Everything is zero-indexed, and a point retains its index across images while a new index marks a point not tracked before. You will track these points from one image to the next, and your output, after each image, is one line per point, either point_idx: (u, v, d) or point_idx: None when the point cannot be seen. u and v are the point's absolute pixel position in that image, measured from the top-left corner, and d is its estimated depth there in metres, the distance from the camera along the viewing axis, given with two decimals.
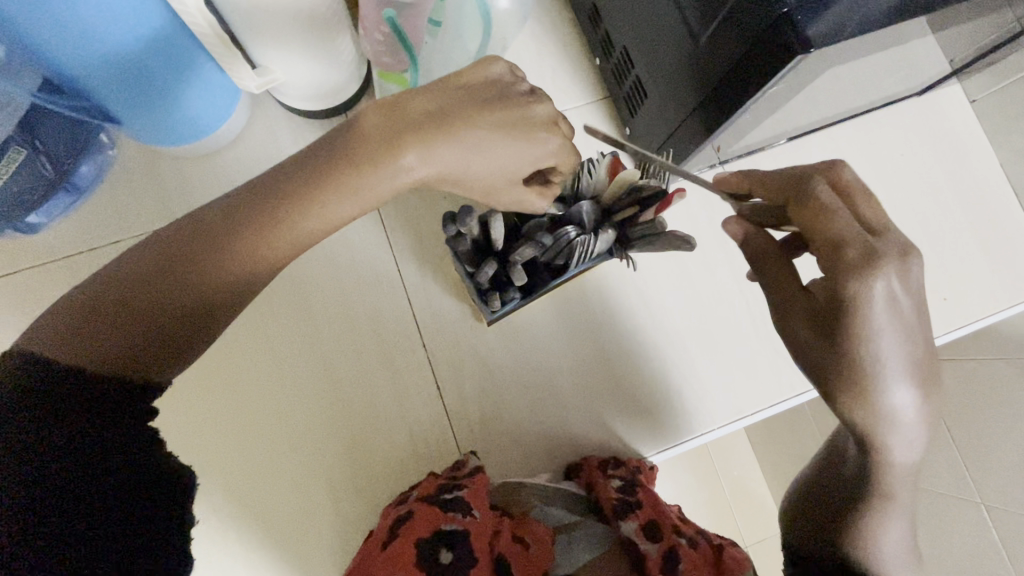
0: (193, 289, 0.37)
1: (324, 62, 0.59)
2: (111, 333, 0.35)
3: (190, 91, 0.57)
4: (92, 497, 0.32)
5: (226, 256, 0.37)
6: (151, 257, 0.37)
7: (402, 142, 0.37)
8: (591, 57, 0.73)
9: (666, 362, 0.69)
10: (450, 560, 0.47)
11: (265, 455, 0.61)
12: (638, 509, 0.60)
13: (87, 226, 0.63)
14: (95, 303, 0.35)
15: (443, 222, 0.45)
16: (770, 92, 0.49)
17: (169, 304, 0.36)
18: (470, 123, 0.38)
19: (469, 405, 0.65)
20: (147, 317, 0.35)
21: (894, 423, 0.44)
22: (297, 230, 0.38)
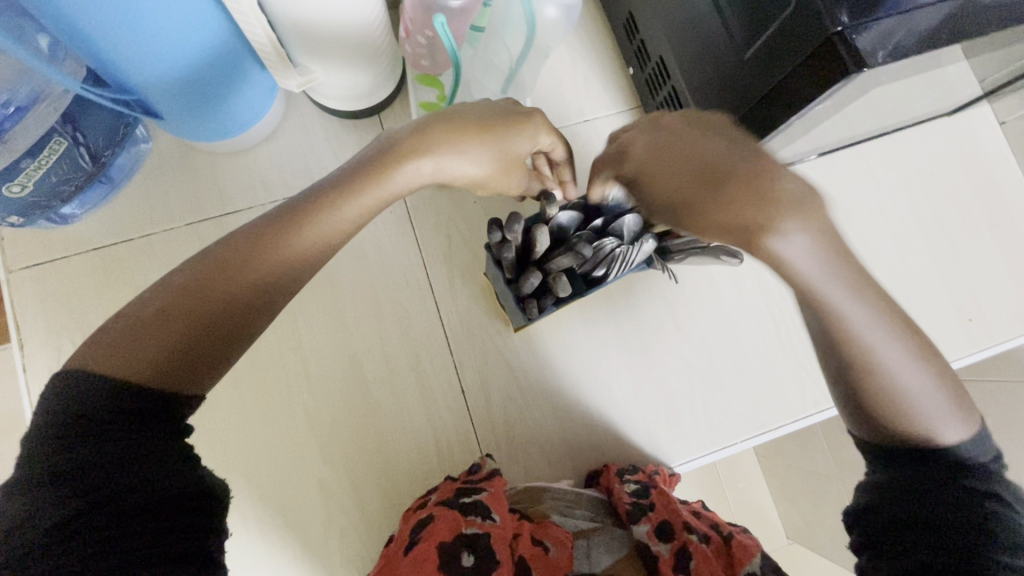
0: (213, 302, 0.36)
1: (363, 63, 0.59)
2: (146, 340, 0.34)
3: (230, 86, 0.57)
4: (129, 519, 0.31)
5: (241, 268, 0.37)
6: (180, 279, 0.36)
7: (409, 153, 0.42)
8: (625, 67, 0.73)
9: (691, 373, 0.69)
10: (472, 563, 0.47)
11: (291, 455, 0.61)
12: (651, 511, 0.58)
13: (119, 217, 0.64)
14: (131, 323, 0.34)
15: (488, 229, 0.46)
16: (815, 109, 0.49)
17: (192, 315, 0.35)
18: (463, 138, 0.43)
19: (494, 408, 0.65)
20: (167, 325, 0.35)
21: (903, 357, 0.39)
22: (312, 237, 0.39)
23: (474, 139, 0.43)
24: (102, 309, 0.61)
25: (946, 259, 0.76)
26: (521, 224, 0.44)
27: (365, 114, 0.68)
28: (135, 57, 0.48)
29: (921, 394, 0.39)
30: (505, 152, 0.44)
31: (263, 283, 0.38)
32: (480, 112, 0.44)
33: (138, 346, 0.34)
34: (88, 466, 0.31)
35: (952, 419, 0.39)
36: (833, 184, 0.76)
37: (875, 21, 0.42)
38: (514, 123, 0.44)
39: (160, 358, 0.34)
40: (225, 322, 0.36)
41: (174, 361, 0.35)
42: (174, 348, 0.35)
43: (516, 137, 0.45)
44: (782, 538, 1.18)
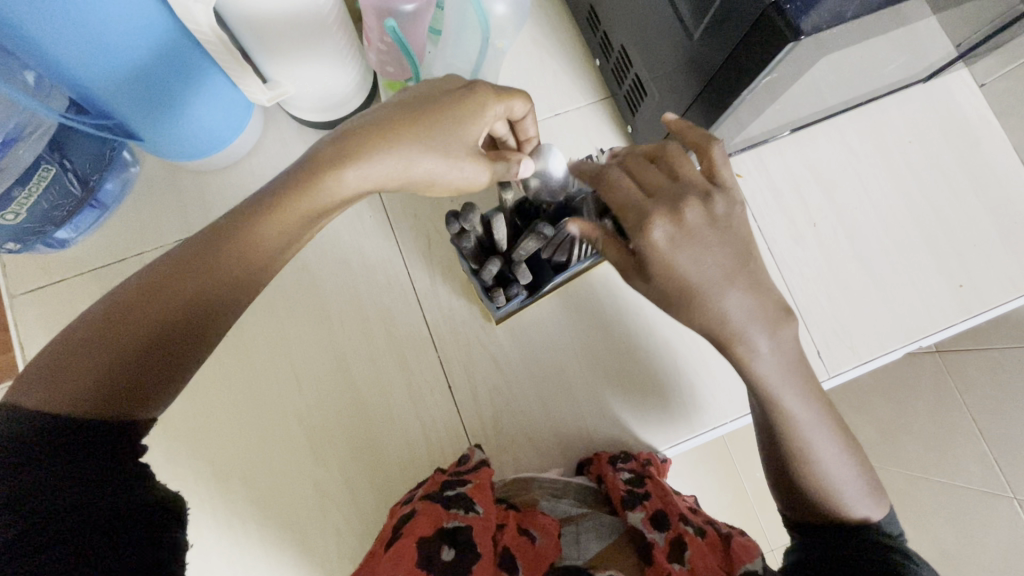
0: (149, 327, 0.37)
1: (330, 75, 0.61)
2: (83, 365, 0.36)
3: (208, 110, 0.60)
4: (79, 542, 0.32)
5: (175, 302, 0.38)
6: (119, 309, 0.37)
7: (344, 165, 0.41)
8: (592, 59, 0.74)
9: (676, 357, 0.69)
10: (451, 557, 0.46)
11: (287, 458, 0.63)
12: (647, 500, 0.58)
13: (112, 238, 0.66)
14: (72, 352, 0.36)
15: (448, 221, 0.47)
16: (766, 81, 0.49)
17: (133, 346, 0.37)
18: (396, 136, 0.42)
19: (480, 402, 0.66)
20: (108, 355, 0.36)
21: (826, 442, 0.46)
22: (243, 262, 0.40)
23: (405, 136, 0.42)
24: None
25: (932, 225, 0.75)
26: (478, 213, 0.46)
27: (339, 124, 0.70)
28: (113, 87, 0.51)
29: (845, 478, 0.47)
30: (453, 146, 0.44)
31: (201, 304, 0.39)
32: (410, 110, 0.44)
33: (81, 369, 0.36)
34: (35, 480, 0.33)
35: (868, 499, 0.47)
36: (809, 157, 0.76)
37: None
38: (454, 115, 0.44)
39: (104, 385, 0.36)
40: (177, 335, 0.38)
41: (112, 381, 0.36)
42: (116, 366, 0.36)
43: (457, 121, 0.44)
44: None
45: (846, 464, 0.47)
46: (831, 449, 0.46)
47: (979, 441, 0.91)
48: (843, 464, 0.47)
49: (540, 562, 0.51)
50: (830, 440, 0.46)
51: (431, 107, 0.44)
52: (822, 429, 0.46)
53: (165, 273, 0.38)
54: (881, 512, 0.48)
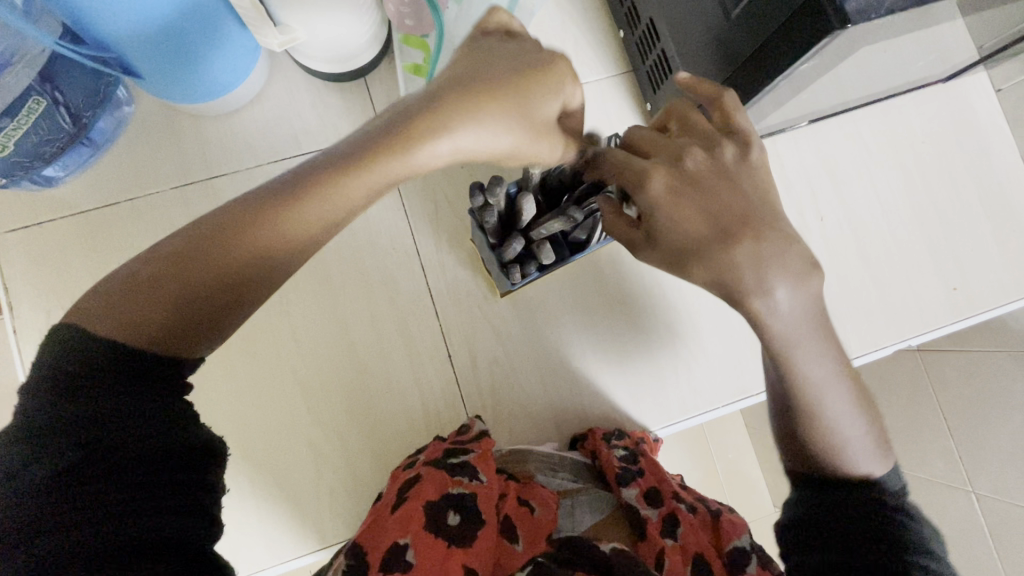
0: (205, 278, 0.37)
1: (345, 23, 0.58)
2: (138, 315, 0.36)
3: (214, 50, 0.56)
4: (107, 489, 0.33)
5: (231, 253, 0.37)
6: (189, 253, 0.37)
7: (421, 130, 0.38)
8: (615, 30, 0.72)
9: (677, 342, 0.70)
10: (456, 522, 0.52)
11: (284, 419, 0.63)
12: (640, 476, 0.63)
13: (105, 181, 0.63)
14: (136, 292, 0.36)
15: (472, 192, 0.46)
16: (801, 69, 0.48)
17: (188, 299, 0.37)
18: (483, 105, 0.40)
19: (480, 374, 0.66)
20: (164, 305, 0.36)
21: (832, 390, 0.47)
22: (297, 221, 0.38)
23: (493, 109, 0.40)
24: (91, 274, 0.62)
25: (934, 228, 0.76)
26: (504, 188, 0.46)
27: (351, 76, 0.67)
28: (117, 13, 0.47)
29: (852, 429, 0.48)
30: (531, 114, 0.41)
31: (256, 258, 0.38)
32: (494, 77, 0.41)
33: (138, 310, 0.36)
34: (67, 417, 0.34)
35: (871, 456, 0.48)
36: (824, 152, 0.76)
37: None
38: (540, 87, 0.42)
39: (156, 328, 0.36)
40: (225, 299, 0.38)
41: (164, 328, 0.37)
42: (166, 312, 0.36)
43: (538, 104, 0.41)
44: (763, 500, 1.19)
45: (852, 415, 0.47)
46: (839, 397, 0.47)
47: (945, 436, 0.96)
48: (850, 414, 0.47)
49: (539, 532, 0.56)
50: (838, 388, 0.47)
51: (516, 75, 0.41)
52: (832, 377, 0.47)
53: (228, 227, 0.37)
54: (886, 468, 0.49)
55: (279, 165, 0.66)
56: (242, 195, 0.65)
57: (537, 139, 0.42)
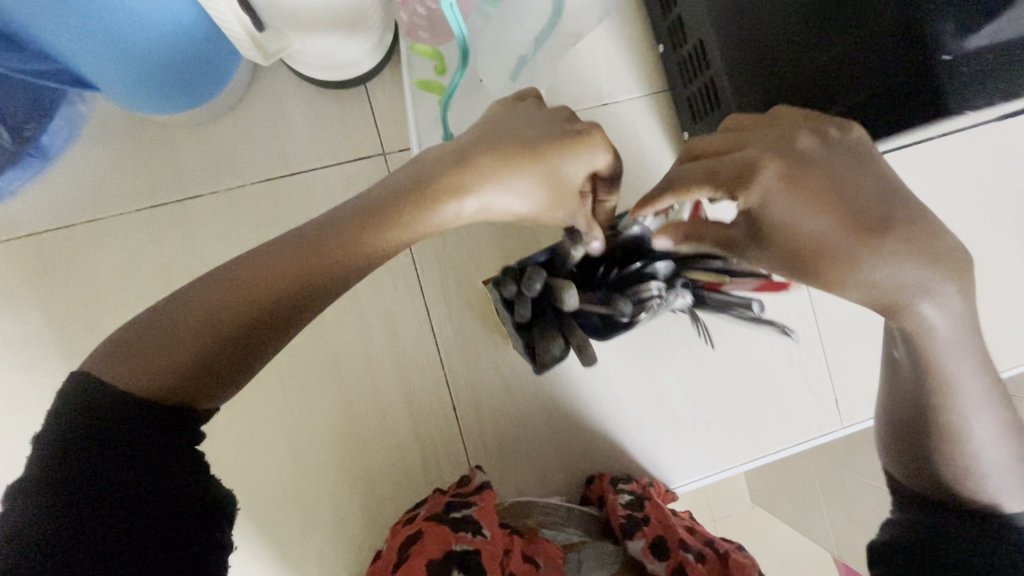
0: (216, 324, 0.34)
1: (346, 30, 0.48)
2: (156, 367, 0.33)
3: (183, 53, 0.46)
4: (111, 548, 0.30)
5: (237, 302, 0.34)
6: (199, 301, 0.34)
7: (438, 198, 0.36)
8: (653, 43, 0.63)
9: (698, 395, 0.65)
10: None
11: (272, 470, 0.57)
12: (646, 526, 0.58)
13: (57, 198, 0.54)
14: (141, 344, 0.33)
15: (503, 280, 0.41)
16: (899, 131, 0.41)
17: (196, 347, 0.33)
18: (505, 172, 0.36)
19: (486, 425, 0.61)
20: (175, 354, 0.33)
21: (975, 406, 0.39)
22: (310, 270, 0.35)
23: (519, 167, 0.36)
24: (42, 308, 0.54)
25: None
26: (540, 279, 0.39)
27: (350, 85, 0.58)
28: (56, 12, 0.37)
29: (990, 453, 0.39)
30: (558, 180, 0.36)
31: (265, 305, 0.34)
32: (519, 137, 0.36)
33: (155, 357, 0.33)
34: (74, 468, 0.30)
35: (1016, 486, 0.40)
36: None
37: None
38: (571, 145, 0.36)
39: (170, 376, 0.33)
40: (241, 345, 0.35)
41: (180, 375, 0.33)
42: (188, 358, 0.33)
43: (568, 162, 0.36)
44: None
45: (991, 440, 0.39)
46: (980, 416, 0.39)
47: None
48: (991, 434, 0.39)
49: None
50: (980, 405, 0.39)
51: (542, 135, 0.36)
52: (977, 394, 0.38)
53: (238, 274, 0.34)
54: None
55: (264, 184, 0.57)
56: (220, 220, 0.57)
57: (559, 204, 0.37)
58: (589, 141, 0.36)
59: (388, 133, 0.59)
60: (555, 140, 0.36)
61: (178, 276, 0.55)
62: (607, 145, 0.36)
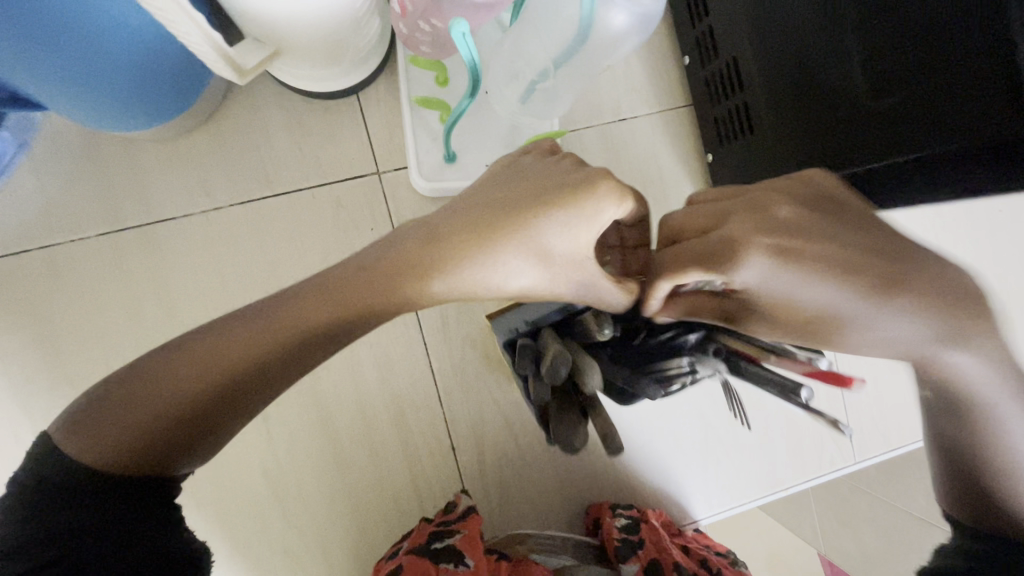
0: (183, 389, 0.29)
1: (337, 38, 0.42)
2: (115, 434, 0.29)
3: (146, 64, 0.40)
4: None
5: (208, 362, 0.30)
6: (172, 361, 0.30)
7: (404, 277, 0.31)
8: (677, 54, 0.57)
9: (709, 432, 0.62)
10: None
11: (254, 519, 0.53)
12: (640, 549, 0.54)
13: (4, 222, 0.48)
14: (108, 404, 0.29)
15: (521, 358, 0.37)
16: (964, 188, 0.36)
17: (161, 413, 0.29)
18: (482, 246, 0.30)
19: (487, 467, 0.57)
20: (139, 420, 0.29)
21: None
22: (291, 328, 0.30)
23: (498, 240, 0.30)
24: None
25: None
26: (566, 366, 0.35)
27: (340, 93, 0.51)
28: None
29: None
30: (549, 248, 0.30)
31: (236, 365, 0.30)
32: (501, 203, 0.31)
33: (118, 423, 0.29)
34: (35, 547, 0.28)
35: None
36: None
37: None
38: (559, 206, 0.29)
39: (133, 448, 0.29)
40: (211, 412, 0.30)
41: (145, 448, 0.29)
42: (153, 426, 0.29)
43: (558, 236, 0.30)
44: None
45: None
46: None
47: None
48: None
49: None
50: None
51: (526, 198, 0.31)
52: None
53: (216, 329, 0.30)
54: None
55: (243, 207, 0.51)
56: (193, 246, 0.51)
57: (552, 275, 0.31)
58: (580, 201, 0.29)
59: (382, 149, 0.53)
60: (539, 204, 0.30)
61: (149, 308, 0.50)
62: (618, 193, 0.29)
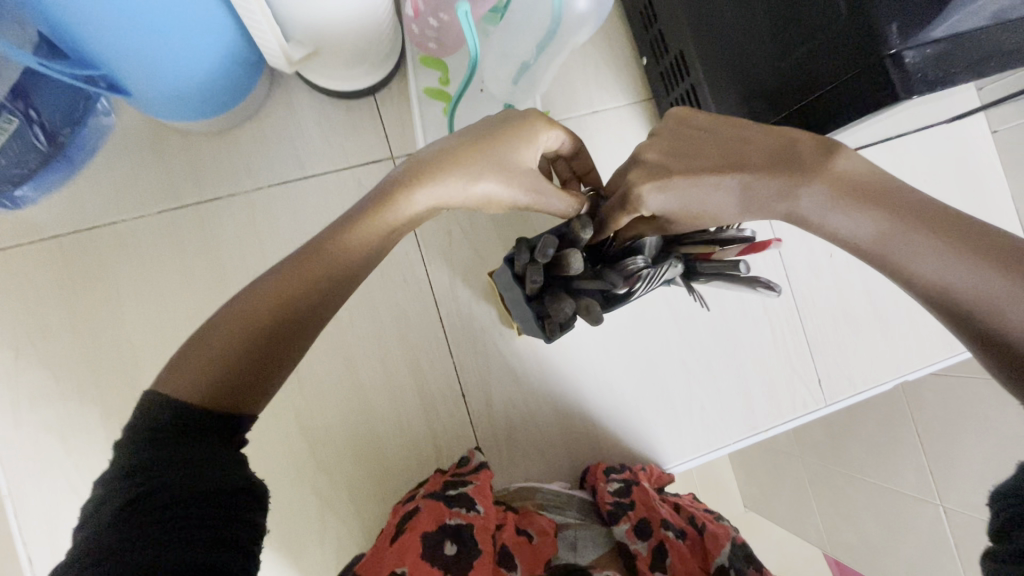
0: (255, 325, 0.35)
1: (363, 41, 0.53)
2: (199, 364, 0.34)
3: (211, 62, 0.50)
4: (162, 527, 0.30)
5: (273, 304, 0.36)
6: (244, 309, 0.36)
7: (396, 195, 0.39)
8: (637, 57, 0.70)
9: (691, 379, 0.69)
10: (455, 552, 0.49)
11: (288, 463, 0.59)
12: (632, 510, 0.60)
13: (79, 202, 0.57)
14: (194, 349, 0.35)
15: (517, 249, 0.44)
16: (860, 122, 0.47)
17: (238, 347, 0.35)
18: (452, 166, 0.40)
19: (494, 413, 0.64)
20: (221, 355, 0.35)
21: None
22: (337, 269, 0.38)
23: (466, 158, 0.40)
24: (65, 306, 0.56)
25: None
26: (554, 246, 0.42)
27: (363, 94, 0.62)
28: (103, 22, 0.41)
29: None
30: (506, 160, 0.41)
31: (296, 302, 0.36)
32: (465, 135, 0.42)
33: (202, 358, 0.34)
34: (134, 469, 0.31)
35: None
36: None
37: (922, 40, 0.40)
38: (509, 131, 0.41)
39: (213, 382, 0.34)
40: (277, 344, 0.36)
41: (221, 380, 0.34)
42: (232, 359, 0.35)
43: (512, 152, 0.41)
44: (741, 508, 1.23)
45: None
46: None
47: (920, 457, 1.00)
48: None
49: (537, 560, 0.54)
50: None
51: (484, 130, 0.42)
52: None
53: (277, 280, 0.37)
54: None
55: (280, 188, 0.61)
56: (237, 221, 0.60)
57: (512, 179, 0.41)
58: (527, 127, 0.42)
59: (397, 139, 0.64)
60: (493, 133, 0.41)
61: (199, 273, 0.58)
62: (546, 125, 0.42)
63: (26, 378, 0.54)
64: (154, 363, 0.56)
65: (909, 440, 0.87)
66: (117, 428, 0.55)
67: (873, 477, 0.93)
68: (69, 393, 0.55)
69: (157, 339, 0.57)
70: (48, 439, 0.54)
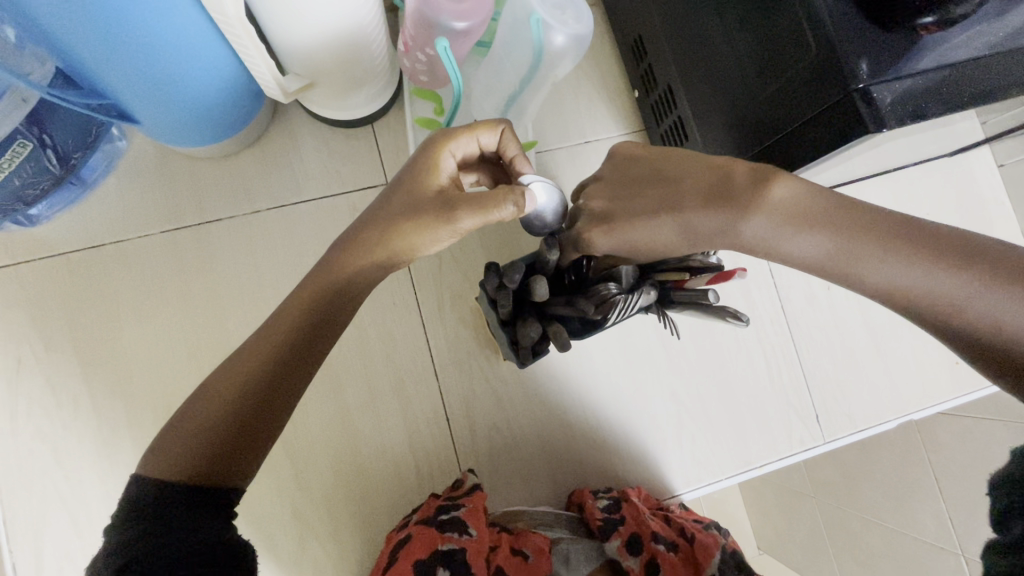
0: (231, 390, 0.37)
1: (355, 73, 0.56)
2: (184, 434, 0.36)
3: (212, 95, 0.53)
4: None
5: (245, 371, 0.38)
6: (223, 381, 0.38)
7: (345, 262, 0.41)
8: (630, 89, 0.71)
9: (680, 409, 0.67)
10: None
11: (269, 481, 0.59)
12: (622, 526, 0.59)
13: (88, 220, 0.60)
14: (180, 424, 0.37)
15: (487, 275, 0.46)
16: (842, 151, 0.46)
17: (215, 412, 0.37)
18: (381, 227, 0.41)
19: (478, 438, 0.63)
20: (203, 422, 0.37)
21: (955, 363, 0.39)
22: (297, 333, 0.39)
23: (388, 217, 0.41)
24: (66, 319, 0.58)
25: None
26: (521, 271, 0.44)
27: (360, 123, 0.65)
28: (110, 60, 0.44)
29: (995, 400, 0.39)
30: (421, 201, 0.42)
31: (267, 367, 0.38)
32: (385, 195, 0.43)
33: (189, 427, 0.37)
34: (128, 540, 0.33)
35: None
36: None
37: (889, 77, 0.41)
38: (416, 177, 0.43)
39: (195, 447, 0.36)
40: (256, 403, 0.38)
41: (205, 452, 0.36)
42: (213, 422, 0.37)
43: (426, 190, 0.42)
44: (752, 549, 1.17)
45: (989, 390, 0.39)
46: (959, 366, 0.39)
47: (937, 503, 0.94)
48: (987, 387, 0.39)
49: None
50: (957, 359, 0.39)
51: (395, 188, 0.43)
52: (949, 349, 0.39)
53: (251, 347, 0.39)
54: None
55: (277, 210, 0.63)
56: (235, 241, 0.62)
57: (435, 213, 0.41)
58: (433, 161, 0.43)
59: (391, 166, 0.66)
60: (403, 186, 0.43)
61: (196, 290, 0.60)
62: (450, 147, 0.44)
63: (24, 388, 0.57)
64: (146, 378, 0.58)
65: (923, 483, 0.82)
66: (106, 440, 0.57)
67: (888, 522, 0.88)
68: (65, 402, 0.57)
69: (151, 353, 0.59)
70: (41, 448, 0.56)
